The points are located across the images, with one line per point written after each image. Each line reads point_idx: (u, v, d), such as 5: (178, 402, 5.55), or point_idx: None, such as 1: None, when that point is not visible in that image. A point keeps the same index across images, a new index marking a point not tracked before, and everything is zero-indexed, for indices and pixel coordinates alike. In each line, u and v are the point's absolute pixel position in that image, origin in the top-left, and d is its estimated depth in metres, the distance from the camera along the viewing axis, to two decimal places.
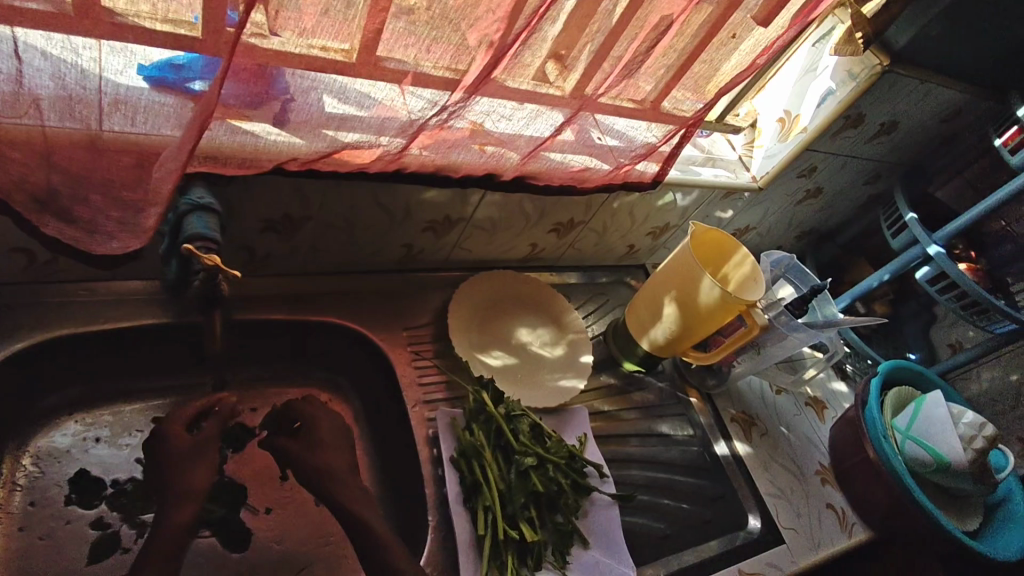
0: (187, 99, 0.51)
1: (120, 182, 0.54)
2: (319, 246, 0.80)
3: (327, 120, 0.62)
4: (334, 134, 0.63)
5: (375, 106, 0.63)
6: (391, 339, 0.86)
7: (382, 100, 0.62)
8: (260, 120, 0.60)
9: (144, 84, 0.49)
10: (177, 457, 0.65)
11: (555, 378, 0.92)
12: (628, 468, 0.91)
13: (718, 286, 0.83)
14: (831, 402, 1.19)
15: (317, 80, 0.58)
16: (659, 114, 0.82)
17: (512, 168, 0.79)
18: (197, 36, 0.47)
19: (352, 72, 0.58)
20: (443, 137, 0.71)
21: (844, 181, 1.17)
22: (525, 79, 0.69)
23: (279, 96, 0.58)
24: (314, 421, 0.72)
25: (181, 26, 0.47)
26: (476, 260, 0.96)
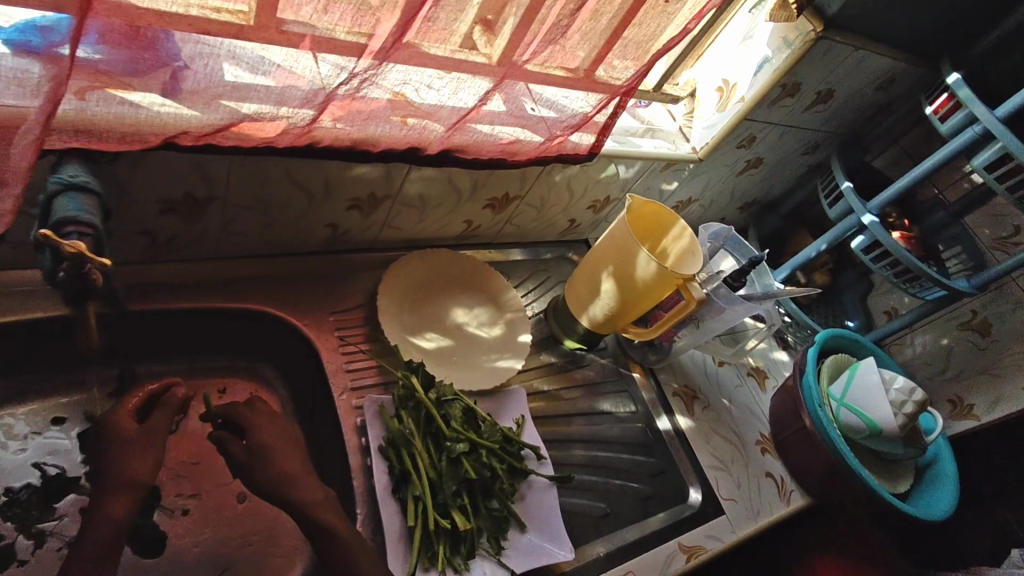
0: (52, 67, 0.46)
1: None
2: (230, 228, 0.74)
3: (222, 89, 0.56)
4: (232, 104, 0.58)
5: (273, 73, 0.57)
6: (317, 325, 0.82)
7: (281, 65, 0.57)
8: (144, 89, 0.54)
9: (4, 48, 0.45)
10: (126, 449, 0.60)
11: (492, 360, 0.89)
12: (568, 448, 0.90)
13: (655, 261, 0.81)
14: (773, 372, 1.20)
15: (207, 44, 0.53)
16: (593, 82, 0.78)
17: (438, 141, 0.75)
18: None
19: (254, 36, 0.53)
20: (357, 108, 0.66)
21: (784, 151, 1.16)
22: (444, 44, 0.64)
23: (170, 63, 0.53)
24: (259, 420, 0.67)
25: None
26: (407, 239, 0.92)
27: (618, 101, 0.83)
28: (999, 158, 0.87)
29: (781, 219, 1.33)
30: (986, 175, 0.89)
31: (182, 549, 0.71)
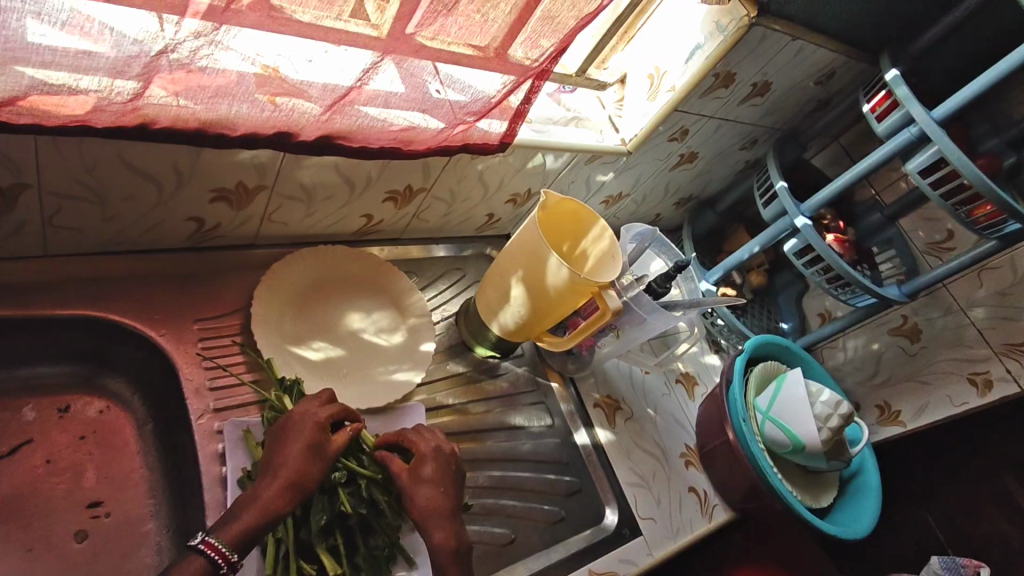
0: None
1: None
2: (60, 222, 0.61)
3: (8, 52, 0.45)
4: (32, 72, 0.47)
5: (69, 29, 0.46)
6: (175, 334, 0.70)
7: (82, 13, 0.46)
8: None
9: None
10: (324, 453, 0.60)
11: (388, 373, 0.79)
12: (473, 470, 0.81)
13: (565, 266, 0.73)
14: (703, 378, 1.14)
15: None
16: (503, 63, 0.69)
17: (314, 125, 0.63)
18: None
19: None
20: (199, 82, 0.54)
21: (721, 145, 1.09)
22: (309, 9, 0.53)
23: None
24: None
25: None
26: (295, 235, 0.80)
27: (531, 83, 0.73)
28: (934, 163, 0.82)
29: (719, 216, 1.26)
30: (919, 180, 0.84)
31: None
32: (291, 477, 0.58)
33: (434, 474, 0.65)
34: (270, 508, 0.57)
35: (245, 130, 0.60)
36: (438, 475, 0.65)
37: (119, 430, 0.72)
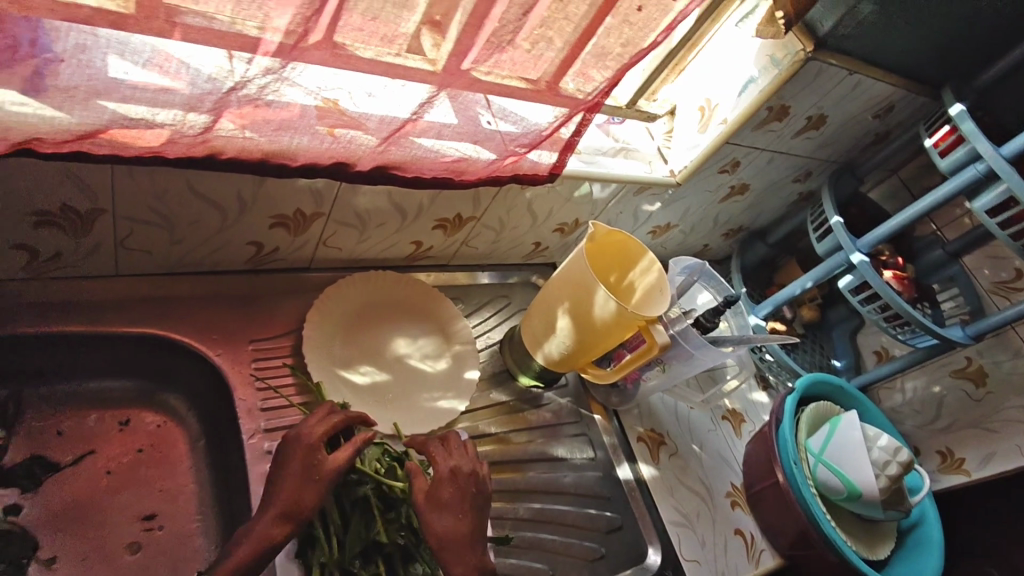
0: None
1: None
2: (132, 245, 0.65)
3: (96, 86, 0.48)
4: (116, 106, 0.50)
5: (149, 67, 0.49)
6: (230, 353, 0.73)
7: (162, 54, 0.49)
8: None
9: None
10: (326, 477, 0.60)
11: (433, 399, 0.80)
12: (513, 501, 0.81)
13: (614, 299, 0.73)
14: (750, 414, 1.11)
15: (92, 35, 0.46)
16: (555, 96, 0.70)
17: (370, 155, 0.65)
18: None
19: (136, 25, 0.46)
20: (265, 116, 0.57)
21: (773, 178, 1.07)
22: (372, 47, 0.55)
23: (43, 54, 0.45)
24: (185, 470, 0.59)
25: None
26: (348, 260, 0.82)
27: (582, 116, 0.74)
28: (1002, 202, 0.79)
29: (769, 248, 1.24)
30: (986, 219, 0.81)
31: None
32: (285, 507, 0.58)
33: (453, 499, 0.63)
34: (265, 539, 0.57)
35: (305, 160, 0.62)
36: (454, 498, 0.64)
37: (174, 447, 0.74)
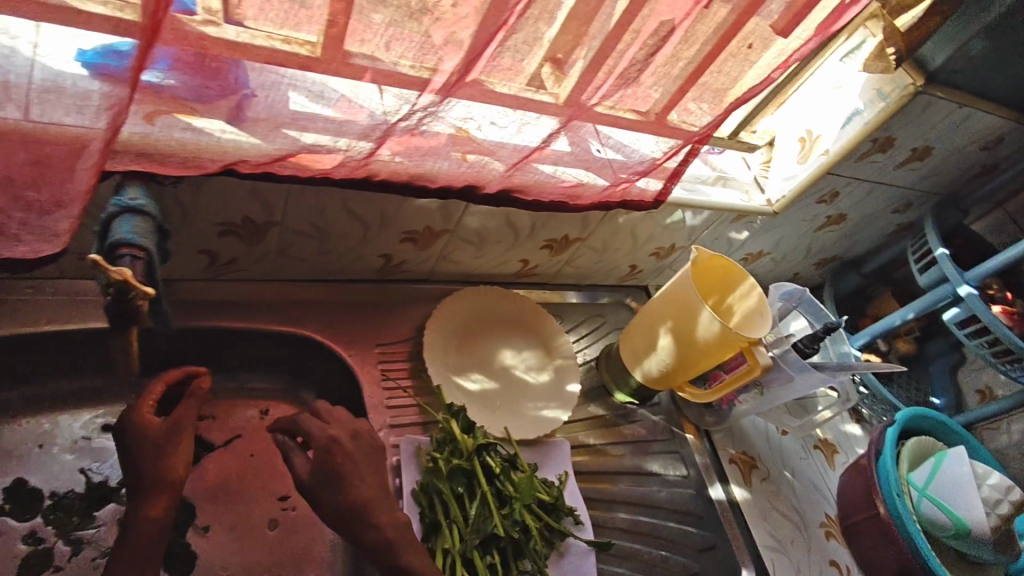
0: (124, 87, 0.44)
1: (26, 177, 0.47)
2: (288, 253, 0.74)
3: (288, 118, 0.56)
4: (296, 134, 0.57)
5: (337, 104, 0.57)
6: (361, 355, 0.80)
7: (344, 94, 0.56)
8: (210, 116, 0.54)
9: (84, 72, 0.44)
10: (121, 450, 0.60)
11: (537, 409, 0.85)
12: (611, 510, 0.84)
13: (718, 320, 0.76)
14: (843, 446, 1.10)
15: (282, 75, 0.53)
16: (665, 127, 0.75)
17: (497, 180, 0.72)
18: (139, 22, 0.41)
19: (321, 68, 0.52)
20: (416, 144, 0.64)
21: (871, 208, 1.07)
22: (512, 83, 0.62)
23: (241, 90, 0.53)
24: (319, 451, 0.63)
25: (123, 8, 0.41)
26: (463, 274, 0.90)
27: (691, 148, 0.79)
28: None
29: (864, 278, 1.23)
30: None
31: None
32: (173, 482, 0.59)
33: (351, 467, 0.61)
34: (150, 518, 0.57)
35: (443, 182, 0.69)
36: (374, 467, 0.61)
37: None
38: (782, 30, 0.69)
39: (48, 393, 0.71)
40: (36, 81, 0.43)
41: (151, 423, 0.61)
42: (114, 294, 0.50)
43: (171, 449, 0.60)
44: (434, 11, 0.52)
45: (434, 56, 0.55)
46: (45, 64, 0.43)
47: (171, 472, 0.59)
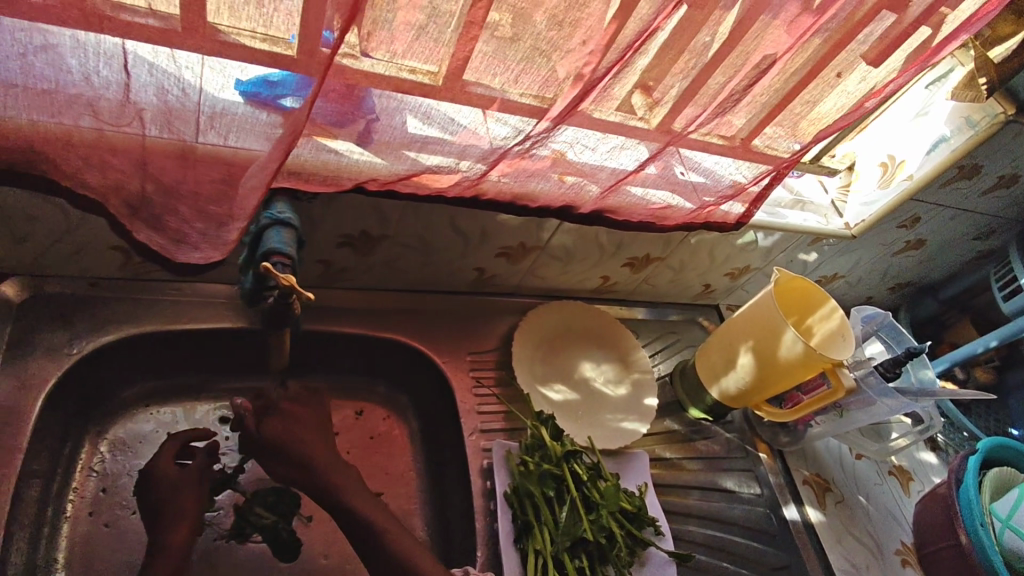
0: (277, 116, 0.51)
1: (207, 196, 0.53)
2: (393, 264, 0.80)
3: (409, 141, 0.61)
4: (415, 156, 0.62)
5: (459, 133, 0.61)
6: (452, 361, 0.85)
7: (468, 126, 0.61)
8: (345, 138, 0.59)
9: (239, 99, 0.49)
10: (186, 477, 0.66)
11: (617, 420, 0.88)
12: (687, 524, 0.86)
13: (802, 341, 0.78)
14: (918, 473, 1.08)
15: (403, 102, 0.57)
16: (750, 153, 0.78)
17: (591, 201, 0.76)
18: (293, 55, 0.47)
19: (444, 95, 0.57)
20: (524, 166, 0.69)
21: (951, 234, 1.07)
22: (613, 111, 0.66)
23: (365, 114, 0.58)
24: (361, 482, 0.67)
25: (277, 44, 0.47)
26: (547, 288, 0.95)
27: (777, 176, 0.83)
28: None
29: (941, 304, 1.22)
30: None
31: (314, 560, 0.76)
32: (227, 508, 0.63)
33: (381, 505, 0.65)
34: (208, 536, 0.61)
35: (542, 203, 0.74)
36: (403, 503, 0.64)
37: (395, 437, 0.87)
38: (874, 60, 0.71)
39: (177, 386, 0.79)
40: (213, 108, 0.49)
41: (165, 468, 0.67)
42: (281, 295, 0.58)
43: (184, 490, 0.66)
44: (560, 49, 0.56)
45: (551, 87, 0.59)
46: (220, 94, 0.49)
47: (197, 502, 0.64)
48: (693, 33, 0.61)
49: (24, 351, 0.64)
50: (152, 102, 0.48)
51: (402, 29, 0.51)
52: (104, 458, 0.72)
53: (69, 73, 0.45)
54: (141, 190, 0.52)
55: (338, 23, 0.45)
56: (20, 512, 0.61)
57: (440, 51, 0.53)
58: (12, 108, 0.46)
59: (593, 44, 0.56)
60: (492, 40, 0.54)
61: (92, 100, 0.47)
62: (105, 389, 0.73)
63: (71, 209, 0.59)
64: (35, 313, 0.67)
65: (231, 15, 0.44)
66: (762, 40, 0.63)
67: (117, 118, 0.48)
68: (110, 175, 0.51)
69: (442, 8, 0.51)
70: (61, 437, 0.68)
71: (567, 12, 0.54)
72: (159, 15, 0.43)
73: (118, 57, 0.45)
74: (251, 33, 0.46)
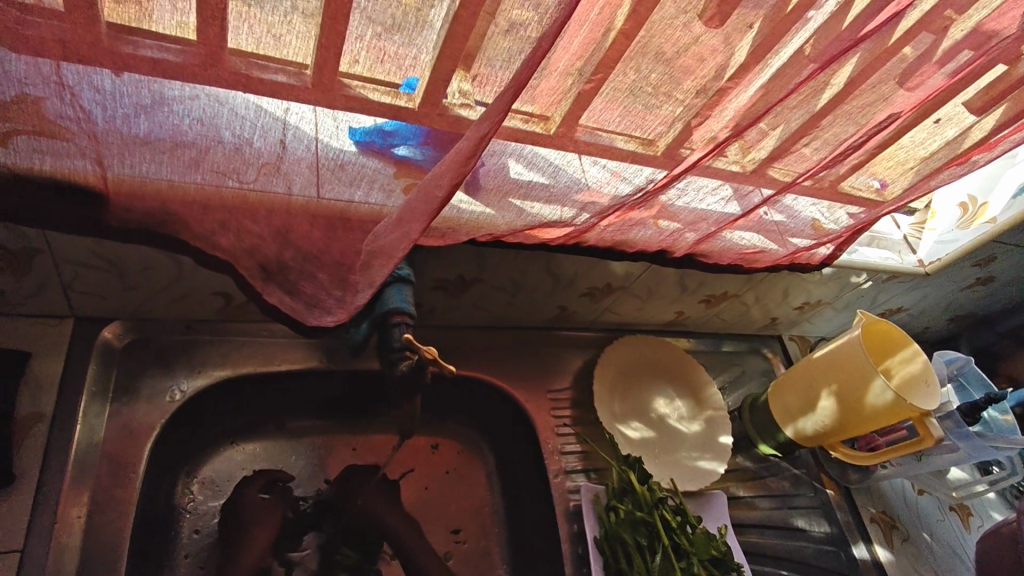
0: (389, 164, 0.53)
1: (350, 264, 0.53)
2: (480, 305, 0.80)
3: (513, 186, 0.59)
4: (521, 204, 0.60)
5: (583, 192, 0.61)
6: (536, 401, 0.85)
7: (592, 184, 0.61)
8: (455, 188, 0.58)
9: (354, 148, 0.51)
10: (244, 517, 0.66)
11: (693, 459, 0.87)
12: (762, 564, 0.85)
13: (893, 390, 0.77)
14: (978, 509, 1.08)
15: (509, 147, 0.56)
16: (836, 194, 0.76)
17: (686, 246, 0.76)
18: (414, 107, 0.49)
19: (552, 143, 0.56)
20: (629, 216, 0.69)
21: (1020, 270, 1.06)
22: (717, 159, 0.65)
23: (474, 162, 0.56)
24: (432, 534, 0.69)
25: (399, 98, 0.48)
26: (621, 323, 0.94)
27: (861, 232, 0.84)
28: None
29: (999, 336, 1.20)
30: None
31: None
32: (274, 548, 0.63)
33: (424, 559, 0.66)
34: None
35: (639, 248, 0.73)
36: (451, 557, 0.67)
37: (471, 473, 0.86)
38: (978, 109, 0.69)
39: (265, 422, 0.78)
40: (351, 167, 0.51)
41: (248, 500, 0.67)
42: (412, 364, 0.57)
43: (263, 520, 0.66)
44: (688, 106, 0.56)
45: (658, 135, 0.58)
46: (353, 155, 0.51)
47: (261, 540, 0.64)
48: (808, 86, 0.59)
49: (129, 398, 0.65)
50: (299, 166, 0.50)
51: (547, 93, 0.52)
52: (195, 497, 0.71)
53: (221, 143, 0.47)
54: (279, 256, 0.51)
55: (459, 73, 0.48)
56: (134, 559, 0.61)
57: (563, 106, 0.53)
58: (159, 175, 0.47)
59: (712, 102, 0.56)
60: (630, 99, 0.54)
61: (240, 167, 0.49)
62: (197, 428, 0.72)
63: (188, 261, 0.60)
64: (139, 356, 0.67)
65: (354, 65, 0.46)
66: (881, 97, 0.62)
67: (263, 184, 0.50)
68: (246, 240, 0.50)
69: (581, 72, 0.51)
70: (161, 480, 0.67)
71: (707, 76, 0.54)
72: (284, 69, 0.45)
73: (276, 130, 0.48)
74: (376, 87, 0.48)
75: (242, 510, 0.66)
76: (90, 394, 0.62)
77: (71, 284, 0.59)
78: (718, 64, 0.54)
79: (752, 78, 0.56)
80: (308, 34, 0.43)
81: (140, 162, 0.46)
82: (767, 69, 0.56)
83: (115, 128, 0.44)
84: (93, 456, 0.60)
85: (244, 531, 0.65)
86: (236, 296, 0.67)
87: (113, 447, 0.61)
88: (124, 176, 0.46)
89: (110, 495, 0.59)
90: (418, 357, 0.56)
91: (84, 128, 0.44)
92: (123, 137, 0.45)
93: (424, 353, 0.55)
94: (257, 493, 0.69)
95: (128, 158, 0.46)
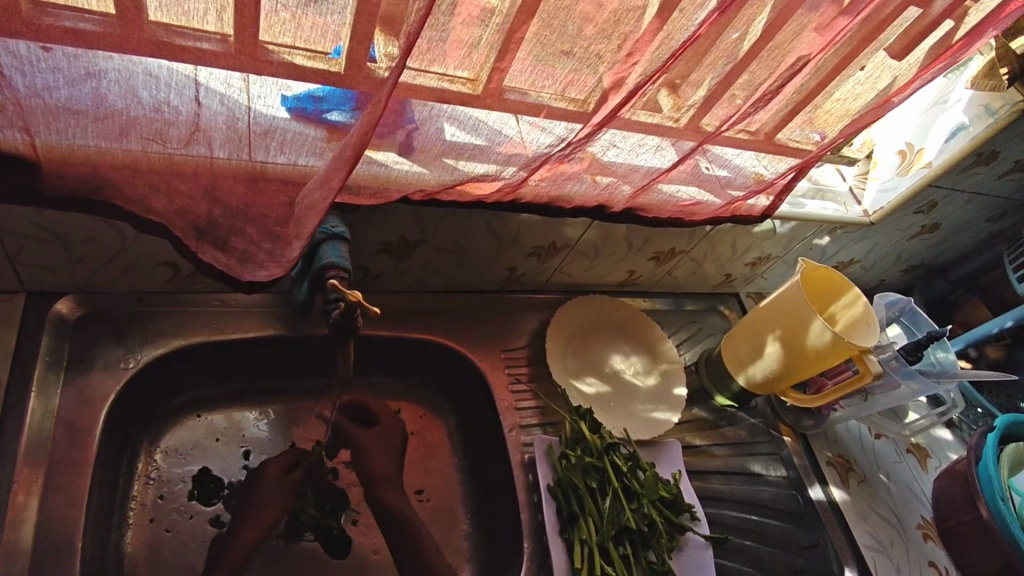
0: (320, 129, 0.54)
1: (275, 217, 0.57)
2: (428, 267, 0.83)
3: (446, 147, 0.62)
4: (454, 163, 0.64)
5: (505, 144, 0.64)
6: (490, 360, 0.88)
7: (513, 137, 0.64)
8: (388, 149, 0.61)
9: (285, 113, 0.52)
10: (264, 491, 0.69)
11: (648, 410, 0.90)
12: (718, 507, 0.89)
13: (830, 329, 0.80)
14: (936, 451, 1.12)
15: (437, 109, 0.58)
16: (771, 144, 0.79)
17: (624, 200, 0.79)
18: (337, 71, 0.49)
19: (475, 103, 0.58)
20: (561, 171, 0.72)
21: (964, 217, 1.09)
22: (640, 110, 0.67)
23: (405, 125, 0.59)
24: (389, 487, 0.72)
25: (320, 60, 0.48)
26: (573, 284, 0.98)
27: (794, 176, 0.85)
28: None
29: (951, 285, 1.23)
30: None
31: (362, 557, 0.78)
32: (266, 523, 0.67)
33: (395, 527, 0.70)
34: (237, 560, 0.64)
35: (577, 204, 0.77)
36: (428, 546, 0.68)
37: (431, 431, 0.90)
38: (898, 53, 0.71)
39: (225, 392, 0.80)
40: (269, 125, 0.52)
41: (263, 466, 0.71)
42: (344, 311, 0.59)
43: (266, 493, 0.68)
44: (599, 56, 0.58)
45: (587, 92, 0.61)
46: (271, 111, 0.51)
47: (268, 517, 0.67)
48: (719, 34, 0.61)
49: (84, 367, 0.67)
50: (218, 125, 0.51)
51: (457, 47, 0.53)
52: (159, 466, 0.74)
53: (141, 104, 0.48)
54: (208, 213, 0.56)
55: (382, 36, 0.48)
56: (94, 519, 0.64)
57: (486, 62, 0.55)
58: (86, 141, 0.49)
59: (626, 55, 0.59)
60: (540, 51, 0.56)
61: (163, 129, 0.50)
62: (157, 397, 0.75)
63: (128, 229, 0.62)
64: (92, 329, 0.69)
65: (278, 36, 0.46)
66: (793, 39, 0.64)
67: (186, 145, 0.51)
68: (178, 200, 0.55)
69: (492, 24, 0.52)
70: (119, 449, 0.70)
71: (615, 25, 0.56)
72: (204, 36, 0.45)
73: (191, 88, 0.48)
74: (295, 48, 0.47)
75: (254, 486, 0.69)
76: (44, 364, 0.65)
77: (17, 258, 0.62)
78: (620, 8, 0.55)
79: (664, 27, 0.58)
80: (225, 2, 0.43)
81: (66, 128, 0.48)
82: (678, 18, 0.57)
83: (36, 94, 0.46)
84: (48, 422, 0.63)
85: (249, 509, 0.67)
86: (183, 266, 0.70)
87: (69, 414, 0.64)
88: (53, 143, 0.49)
89: (68, 459, 0.62)
90: (346, 303, 0.59)
91: (8, 97, 0.45)
92: (46, 103, 0.46)
93: (350, 297, 0.58)
94: (278, 470, 0.71)
95: (53, 125, 0.48)
